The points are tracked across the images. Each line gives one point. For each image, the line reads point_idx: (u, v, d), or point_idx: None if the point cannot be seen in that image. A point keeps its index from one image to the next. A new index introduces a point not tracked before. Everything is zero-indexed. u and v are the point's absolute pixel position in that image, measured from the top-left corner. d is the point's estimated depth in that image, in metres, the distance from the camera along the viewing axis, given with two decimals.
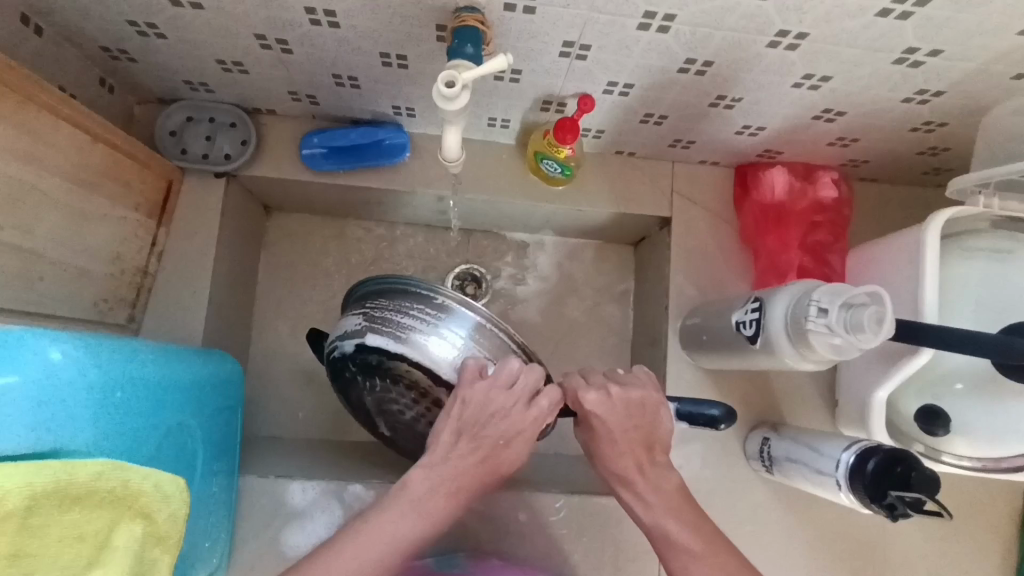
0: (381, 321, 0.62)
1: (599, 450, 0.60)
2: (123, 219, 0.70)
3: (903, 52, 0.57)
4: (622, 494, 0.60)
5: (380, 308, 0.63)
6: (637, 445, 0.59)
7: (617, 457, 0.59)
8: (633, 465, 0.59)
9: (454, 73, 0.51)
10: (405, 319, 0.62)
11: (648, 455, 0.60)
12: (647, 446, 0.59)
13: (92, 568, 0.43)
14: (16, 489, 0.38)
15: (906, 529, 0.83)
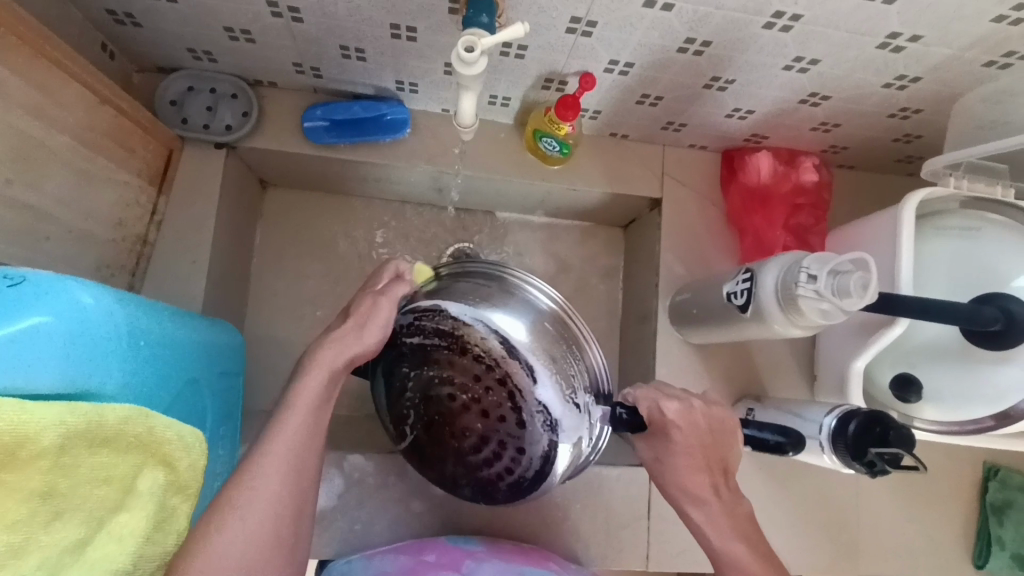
0: (456, 295, 0.65)
1: (670, 467, 0.61)
2: (125, 184, 0.71)
3: (886, 37, 0.61)
4: (690, 514, 0.60)
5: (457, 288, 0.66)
6: (715, 466, 0.60)
7: (693, 478, 0.60)
8: (709, 485, 0.60)
9: (474, 38, 0.53)
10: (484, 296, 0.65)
11: (724, 478, 0.60)
12: (723, 467, 0.61)
13: (118, 512, 0.43)
14: (52, 425, 0.38)
15: (881, 497, 0.88)
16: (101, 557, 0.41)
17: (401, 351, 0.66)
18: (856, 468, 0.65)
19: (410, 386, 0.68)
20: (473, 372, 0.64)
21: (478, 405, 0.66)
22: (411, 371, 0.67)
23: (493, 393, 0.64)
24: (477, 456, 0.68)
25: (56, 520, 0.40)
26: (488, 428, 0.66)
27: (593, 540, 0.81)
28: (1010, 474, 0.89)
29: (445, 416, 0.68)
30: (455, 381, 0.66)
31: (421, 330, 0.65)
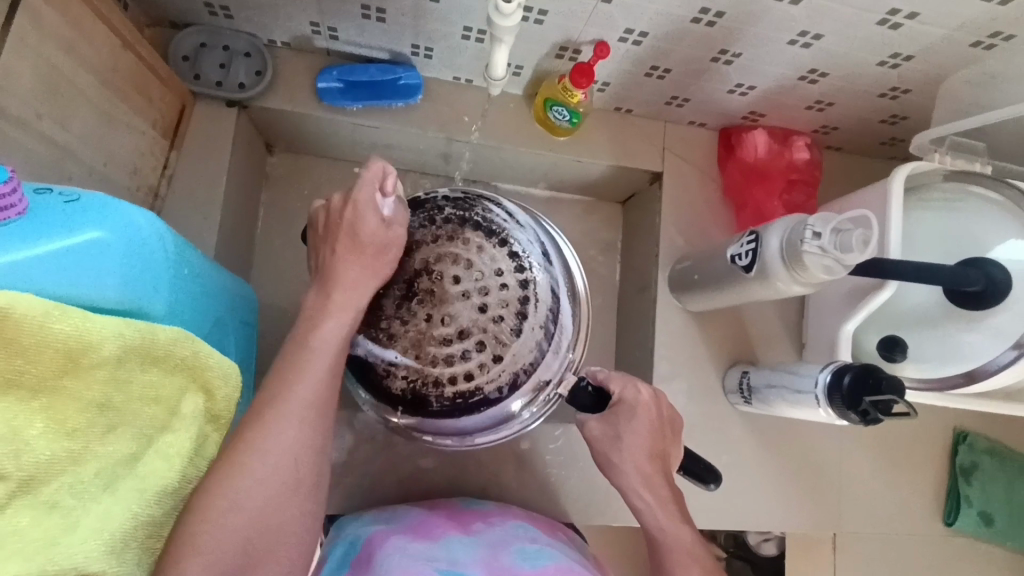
0: (501, 204, 0.72)
1: (620, 444, 0.66)
2: (141, 134, 0.70)
3: (887, 13, 0.65)
4: (636, 499, 0.65)
5: (500, 207, 0.72)
6: (659, 455, 0.66)
7: (639, 458, 0.65)
8: (656, 471, 0.65)
9: None
10: (516, 220, 0.71)
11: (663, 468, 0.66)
12: (664, 456, 0.67)
13: (164, 432, 0.44)
14: (112, 337, 0.39)
15: (861, 458, 0.93)
16: (149, 473, 0.42)
17: (430, 220, 0.70)
18: (851, 418, 0.69)
19: (413, 262, 0.68)
20: (497, 268, 0.68)
21: (477, 298, 0.67)
22: (432, 240, 0.69)
23: (505, 297, 0.68)
24: (440, 353, 0.66)
25: (110, 434, 0.40)
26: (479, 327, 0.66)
27: (595, 498, 0.84)
28: (976, 439, 0.95)
29: (421, 301, 0.67)
30: (472, 271, 0.68)
31: (465, 214, 0.71)
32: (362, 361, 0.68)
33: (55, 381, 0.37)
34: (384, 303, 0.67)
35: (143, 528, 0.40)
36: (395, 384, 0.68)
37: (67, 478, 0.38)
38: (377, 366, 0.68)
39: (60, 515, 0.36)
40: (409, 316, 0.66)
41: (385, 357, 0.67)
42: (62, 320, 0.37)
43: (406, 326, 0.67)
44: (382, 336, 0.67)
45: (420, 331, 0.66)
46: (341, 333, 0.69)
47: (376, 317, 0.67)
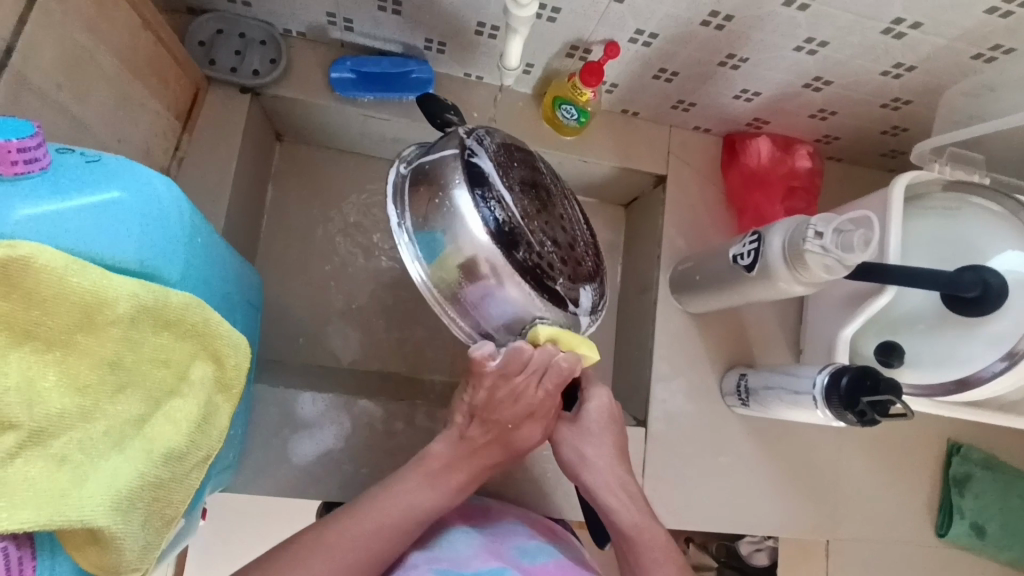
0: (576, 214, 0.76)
1: (584, 443, 0.66)
2: (156, 114, 0.71)
3: (891, 22, 0.67)
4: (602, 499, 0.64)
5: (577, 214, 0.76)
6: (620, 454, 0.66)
7: (604, 455, 0.65)
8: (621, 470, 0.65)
9: None
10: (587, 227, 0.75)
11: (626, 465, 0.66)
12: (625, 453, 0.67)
13: (173, 397, 0.44)
14: (126, 295, 0.40)
15: (856, 465, 0.94)
16: (157, 435, 0.42)
17: (554, 173, 0.71)
18: (848, 419, 0.70)
19: (544, 179, 0.67)
20: (586, 240, 0.69)
21: (571, 239, 0.66)
22: (557, 180, 0.69)
23: (587, 260, 0.67)
24: (542, 234, 0.61)
25: (120, 393, 0.40)
26: (568, 254, 0.64)
27: None
28: (969, 450, 0.95)
29: (541, 197, 0.64)
30: (574, 224, 0.68)
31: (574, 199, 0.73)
32: (477, 173, 0.60)
33: (69, 335, 0.38)
34: (515, 169, 0.63)
35: (147, 489, 0.41)
36: (494, 211, 0.59)
37: (77, 433, 0.38)
38: (487, 192, 0.59)
39: (69, 469, 0.37)
40: (528, 194, 0.63)
41: (494, 192, 0.60)
42: (80, 274, 0.37)
43: (524, 196, 0.62)
44: (504, 180, 0.61)
45: (532, 210, 0.62)
46: (472, 146, 0.61)
47: (507, 168, 0.62)
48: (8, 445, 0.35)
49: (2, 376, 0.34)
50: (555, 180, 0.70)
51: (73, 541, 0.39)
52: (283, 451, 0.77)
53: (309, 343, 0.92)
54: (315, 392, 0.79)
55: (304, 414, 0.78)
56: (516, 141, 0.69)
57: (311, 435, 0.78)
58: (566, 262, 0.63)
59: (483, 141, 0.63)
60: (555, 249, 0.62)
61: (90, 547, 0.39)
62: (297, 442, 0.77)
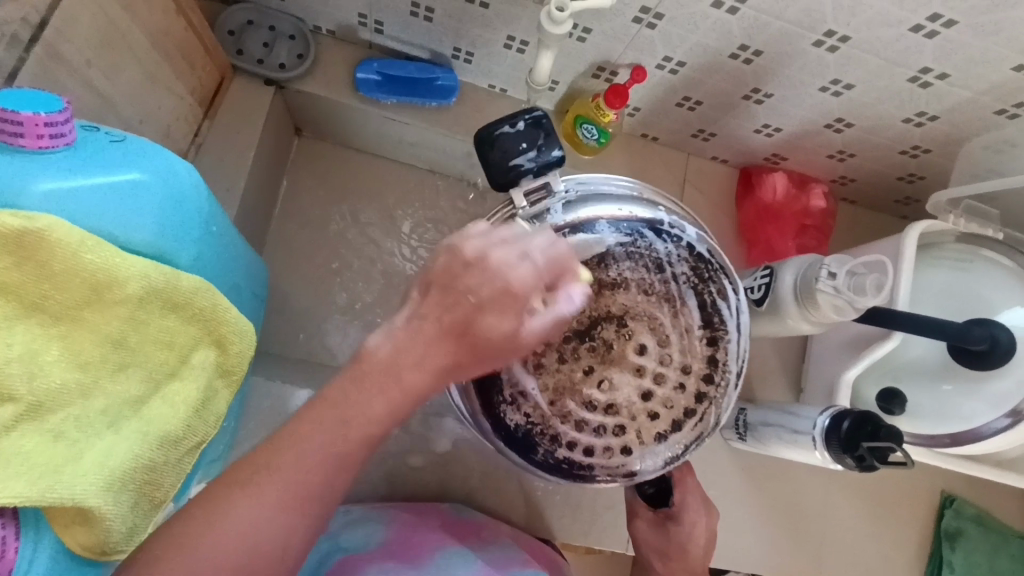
0: (710, 301, 0.59)
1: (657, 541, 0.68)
2: (179, 98, 0.71)
3: (918, 70, 0.67)
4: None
5: (710, 297, 0.59)
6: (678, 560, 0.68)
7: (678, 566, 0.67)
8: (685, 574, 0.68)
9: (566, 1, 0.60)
10: (723, 317, 0.59)
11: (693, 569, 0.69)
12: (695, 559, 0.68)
13: (172, 379, 0.44)
14: (138, 276, 0.39)
15: (847, 509, 0.93)
16: (154, 417, 0.42)
17: (657, 265, 0.59)
18: (846, 463, 0.69)
19: (616, 301, 0.58)
20: (689, 358, 0.59)
21: (645, 382, 0.58)
22: (650, 286, 0.59)
23: (675, 396, 0.59)
24: (579, 414, 0.58)
25: (121, 372, 0.40)
26: (630, 413, 0.58)
27: (580, 519, 0.83)
28: (963, 504, 0.94)
29: (596, 349, 0.58)
30: (665, 347, 0.58)
31: (698, 282, 0.59)
32: (488, 365, 0.58)
33: (77, 311, 0.38)
34: None
35: (140, 472, 0.40)
36: (509, 416, 0.58)
37: (74, 410, 0.38)
38: (505, 382, 0.58)
39: (65, 445, 0.36)
40: (570, 358, 0.57)
41: (517, 383, 0.58)
42: (94, 251, 0.37)
43: (560, 365, 0.57)
44: (528, 361, 0.57)
45: (572, 379, 0.57)
46: None
47: None
48: (6, 417, 0.34)
49: (5, 348, 0.34)
50: (641, 289, 0.59)
51: (61, 519, 0.38)
52: None
53: (308, 339, 0.90)
54: None
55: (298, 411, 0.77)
56: (592, 234, 0.57)
57: None
58: (625, 427, 0.58)
59: None
60: (605, 417, 0.58)
61: (78, 525, 0.38)
62: None
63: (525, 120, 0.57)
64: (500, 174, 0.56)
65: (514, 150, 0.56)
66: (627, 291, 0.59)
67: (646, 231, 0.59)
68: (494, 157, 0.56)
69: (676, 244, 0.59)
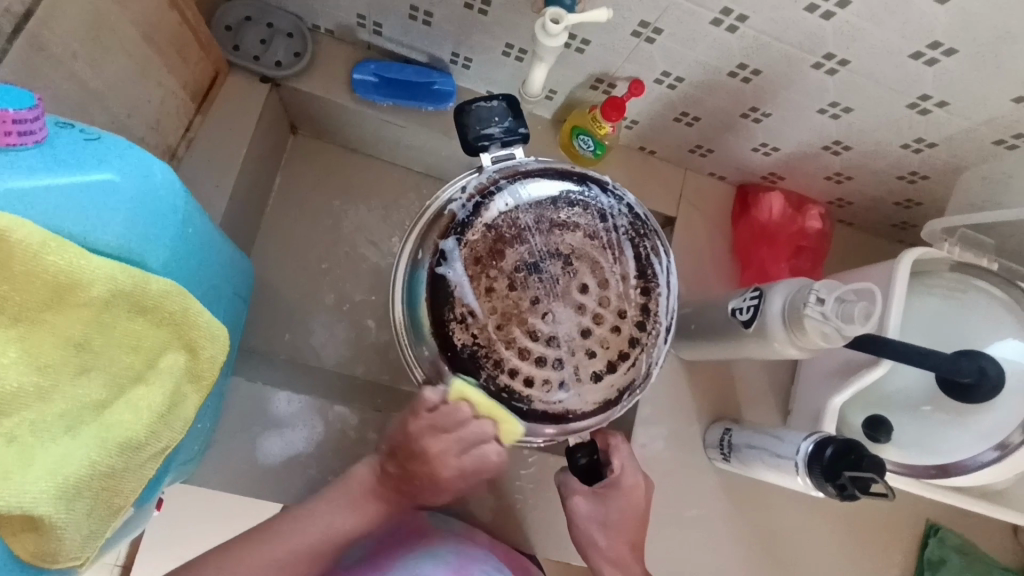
0: (642, 255, 0.63)
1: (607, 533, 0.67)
2: (171, 92, 0.71)
3: (918, 98, 0.67)
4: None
5: (644, 252, 0.63)
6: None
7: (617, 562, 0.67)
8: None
9: (562, 13, 0.59)
10: (654, 270, 0.63)
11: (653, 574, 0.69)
12: None
13: (137, 383, 0.43)
14: (103, 278, 0.38)
15: (830, 535, 0.92)
16: (116, 423, 0.41)
17: (600, 215, 0.64)
18: (828, 491, 0.68)
19: (563, 240, 0.62)
20: (624, 303, 0.62)
21: (585, 319, 0.60)
22: (593, 232, 0.63)
23: (611, 336, 0.61)
24: (523, 339, 0.59)
25: (83, 375, 0.39)
26: (570, 348, 0.60)
27: (559, 534, 0.82)
28: (947, 534, 0.93)
29: (543, 280, 0.60)
30: (604, 290, 0.62)
31: (635, 236, 0.64)
32: (443, 287, 0.60)
33: (38, 312, 0.37)
34: (503, 259, 0.61)
35: (95, 480, 0.39)
36: (458, 335, 0.59)
37: (30, 413, 0.37)
38: (454, 305, 0.60)
39: (16, 451, 0.36)
40: (518, 285, 0.60)
41: (466, 304, 0.60)
42: (57, 253, 0.36)
43: (509, 291, 0.60)
44: (480, 285, 0.60)
45: (518, 306, 0.60)
46: (446, 249, 0.61)
47: (490, 263, 0.60)
48: None
49: None
50: (584, 235, 0.62)
51: (11, 528, 0.37)
52: (251, 449, 0.75)
53: (294, 339, 0.90)
54: (291, 392, 0.77)
55: (278, 412, 0.76)
56: (548, 181, 0.63)
57: (280, 434, 0.76)
58: (565, 361, 0.60)
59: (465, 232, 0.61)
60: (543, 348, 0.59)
61: (27, 533, 0.37)
62: (266, 441, 0.75)
63: (500, 100, 0.63)
64: (469, 145, 0.63)
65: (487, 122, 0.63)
66: (573, 234, 0.62)
67: (591, 185, 0.65)
68: (467, 128, 0.63)
69: (619, 200, 0.64)
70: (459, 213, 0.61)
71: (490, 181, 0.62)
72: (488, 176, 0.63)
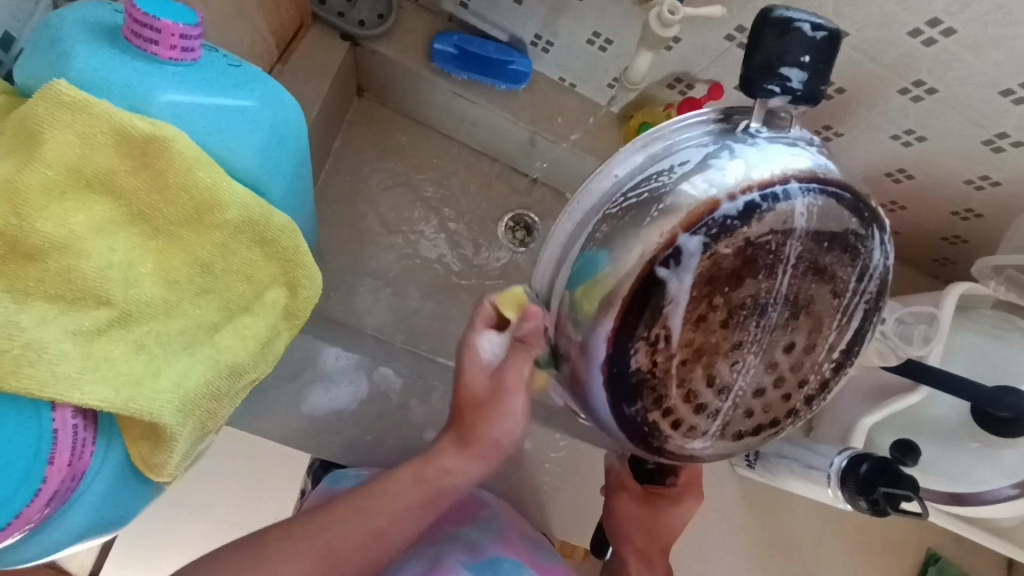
0: (861, 329, 0.51)
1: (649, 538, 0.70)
2: (262, 36, 0.71)
3: (995, 135, 0.68)
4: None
5: (862, 328, 0.51)
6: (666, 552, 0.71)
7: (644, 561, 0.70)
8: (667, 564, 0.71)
9: (679, 4, 0.61)
10: (858, 347, 0.52)
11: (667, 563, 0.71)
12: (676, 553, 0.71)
13: (244, 312, 0.49)
14: (237, 205, 0.45)
15: (835, 553, 0.94)
16: (224, 346, 0.48)
17: (861, 271, 0.49)
18: (858, 504, 0.70)
19: (808, 287, 0.48)
20: (811, 375, 0.51)
21: (768, 381, 0.49)
22: (842, 289, 0.49)
23: (777, 403, 0.51)
24: (703, 386, 0.48)
25: (202, 296, 0.46)
26: (736, 404, 0.49)
27: (581, 520, 0.83)
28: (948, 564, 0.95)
29: (761, 326, 0.47)
30: (807, 354, 0.50)
31: (872, 309, 0.51)
32: (655, 295, 0.45)
33: (175, 227, 0.44)
34: (739, 283, 0.46)
35: (205, 398, 0.46)
36: (638, 356, 0.46)
37: (156, 325, 0.43)
38: (649, 325, 0.46)
39: (144, 358, 0.42)
40: (733, 322, 0.47)
41: (667, 326, 0.46)
42: (205, 170, 0.43)
43: (724, 329, 0.47)
44: (695, 310, 0.46)
45: (719, 345, 0.47)
46: (682, 243, 0.44)
47: (721, 283, 0.46)
48: (100, 321, 0.40)
49: (110, 252, 0.41)
50: (830, 287, 0.48)
51: (131, 432, 0.45)
52: (297, 399, 0.76)
53: (337, 299, 0.89)
54: (340, 348, 0.79)
55: (325, 366, 0.77)
56: (830, 207, 0.46)
57: (325, 388, 0.77)
58: (722, 416, 0.50)
59: (709, 232, 0.44)
60: (714, 398, 0.49)
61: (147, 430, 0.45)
62: (311, 393, 0.76)
63: (827, 33, 0.43)
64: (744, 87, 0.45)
65: (793, 57, 0.43)
66: (823, 281, 0.48)
67: (873, 228, 0.49)
68: (761, 50, 0.43)
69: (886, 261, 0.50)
70: (722, 203, 0.44)
71: (760, 178, 0.45)
72: (769, 166, 0.45)
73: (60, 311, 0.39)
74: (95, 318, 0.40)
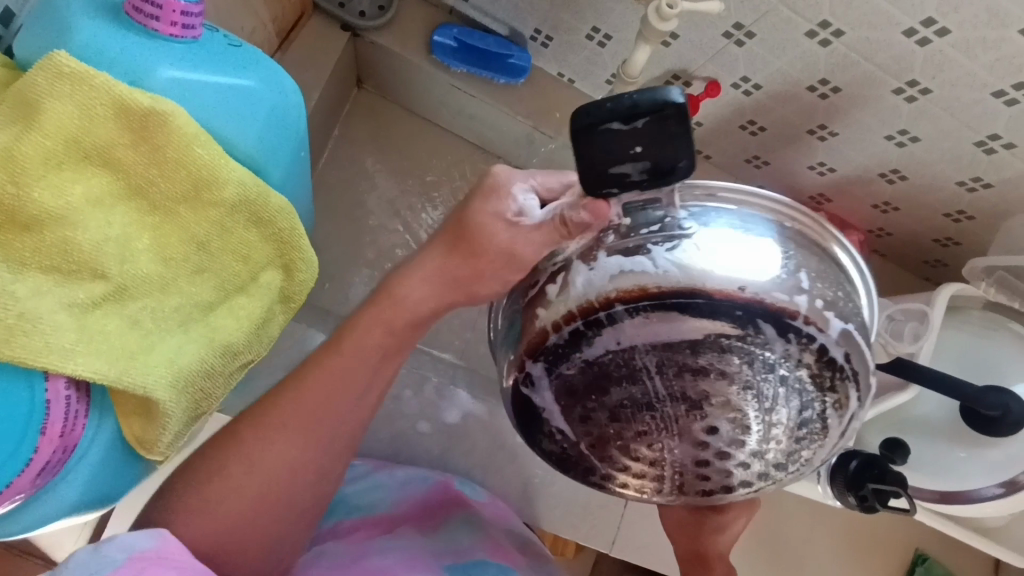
0: (810, 407, 0.47)
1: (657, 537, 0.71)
2: (262, 24, 0.71)
3: (987, 136, 0.69)
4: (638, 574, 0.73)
5: (818, 403, 0.47)
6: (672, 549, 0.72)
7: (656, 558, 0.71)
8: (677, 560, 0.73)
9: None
10: (826, 417, 0.49)
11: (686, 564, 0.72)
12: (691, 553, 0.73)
13: (239, 293, 0.50)
14: (235, 182, 0.46)
15: (824, 553, 0.94)
16: (218, 325, 0.49)
17: (764, 366, 0.44)
18: (846, 500, 0.71)
19: (699, 385, 0.46)
20: (758, 446, 0.50)
21: (699, 453, 0.51)
22: (747, 382, 0.45)
23: (725, 466, 0.52)
24: (620, 459, 0.53)
25: (198, 274, 0.47)
26: (673, 468, 0.53)
27: (571, 514, 0.83)
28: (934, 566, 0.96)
29: (652, 419, 0.48)
30: (735, 434, 0.49)
31: (810, 390, 0.46)
32: (531, 407, 0.51)
33: (174, 204, 0.45)
34: (609, 395, 0.48)
35: (199, 376, 0.48)
36: (545, 445, 0.54)
37: (152, 301, 0.45)
38: (542, 426, 0.52)
39: (138, 331, 0.44)
40: (622, 420, 0.49)
41: (555, 426, 0.51)
42: (204, 147, 0.44)
43: (611, 422, 0.49)
44: (573, 413, 0.50)
45: (618, 434, 0.50)
46: (533, 376, 0.48)
47: (598, 393, 0.48)
48: (96, 294, 0.41)
49: (108, 227, 0.41)
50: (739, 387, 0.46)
51: (123, 409, 0.46)
52: None
53: (331, 290, 0.89)
54: (333, 337, 0.79)
55: None
56: (696, 320, 0.42)
57: None
58: (661, 475, 0.54)
59: (563, 365, 0.46)
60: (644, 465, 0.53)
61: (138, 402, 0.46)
62: None
63: (646, 117, 0.35)
64: (590, 183, 0.39)
65: (620, 154, 0.37)
66: (718, 379, 0.45)
67: (765, 327, 0.42)
68: (593, 157, 0.37)
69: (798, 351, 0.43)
70: (550, 336, 0.45)
71: (602, 294, 0.43)
72: (614, 282, 0.43)
73: (56, 283, 0.39)
74: (91, 292, 0.41)
